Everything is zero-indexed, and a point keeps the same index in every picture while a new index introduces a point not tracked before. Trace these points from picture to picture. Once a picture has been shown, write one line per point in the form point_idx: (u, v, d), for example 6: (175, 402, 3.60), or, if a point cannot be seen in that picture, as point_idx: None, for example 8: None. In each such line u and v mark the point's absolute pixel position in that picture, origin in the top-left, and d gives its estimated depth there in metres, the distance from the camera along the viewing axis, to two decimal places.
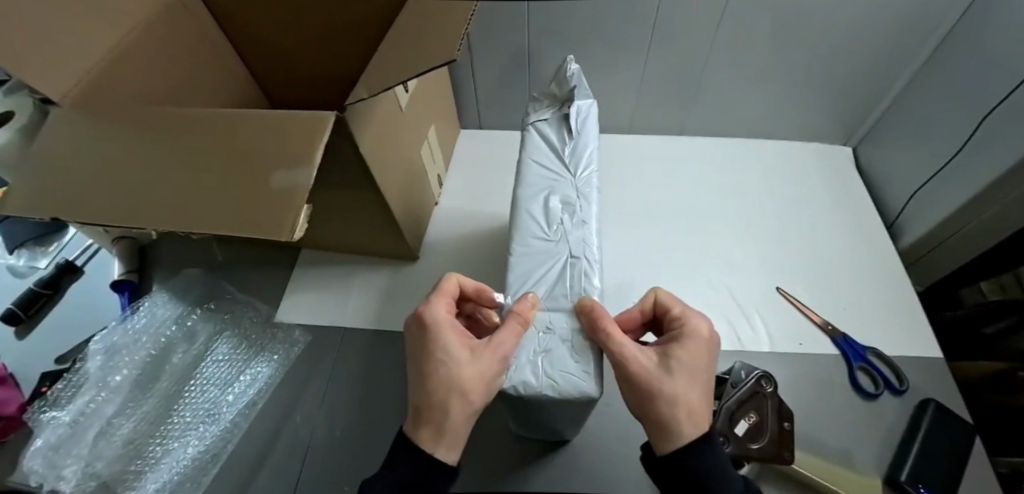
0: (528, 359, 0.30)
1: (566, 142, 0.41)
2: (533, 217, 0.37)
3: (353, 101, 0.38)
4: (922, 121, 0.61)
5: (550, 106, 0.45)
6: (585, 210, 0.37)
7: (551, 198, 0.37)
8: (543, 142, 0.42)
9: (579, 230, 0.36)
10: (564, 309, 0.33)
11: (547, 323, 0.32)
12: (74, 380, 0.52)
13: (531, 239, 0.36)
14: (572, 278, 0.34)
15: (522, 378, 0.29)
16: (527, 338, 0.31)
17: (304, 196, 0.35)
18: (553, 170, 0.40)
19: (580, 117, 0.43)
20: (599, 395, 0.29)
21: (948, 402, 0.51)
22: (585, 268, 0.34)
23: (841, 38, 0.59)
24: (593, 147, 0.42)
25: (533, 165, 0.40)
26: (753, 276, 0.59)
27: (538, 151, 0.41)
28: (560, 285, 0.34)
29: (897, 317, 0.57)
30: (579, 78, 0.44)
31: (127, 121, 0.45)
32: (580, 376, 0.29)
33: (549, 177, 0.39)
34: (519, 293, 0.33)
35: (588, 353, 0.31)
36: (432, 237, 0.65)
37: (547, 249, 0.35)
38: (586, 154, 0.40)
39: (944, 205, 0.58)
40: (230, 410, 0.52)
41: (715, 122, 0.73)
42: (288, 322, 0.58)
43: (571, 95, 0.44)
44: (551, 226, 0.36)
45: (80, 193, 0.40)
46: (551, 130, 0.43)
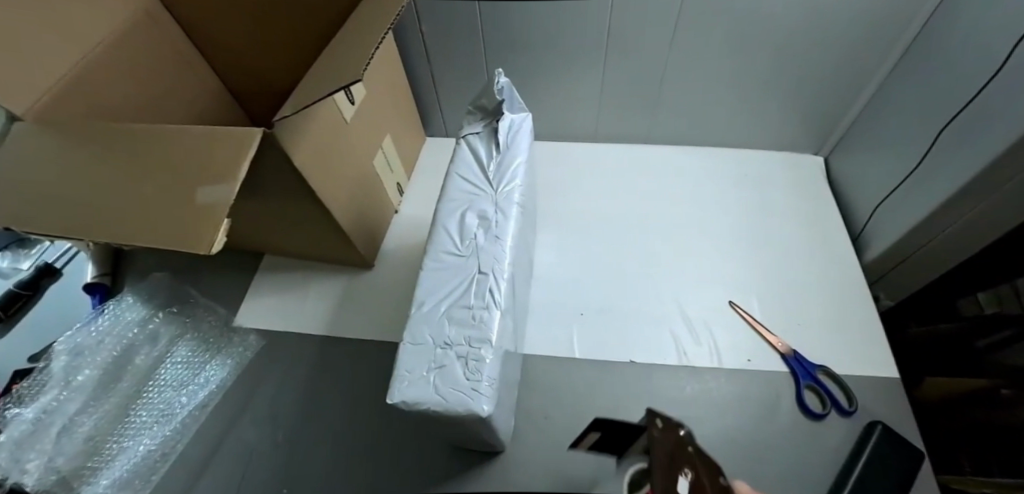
0: (422, 374, 0.30)
1: (493, 156, 0.41)
2: (448, 232, 0.37)
3: (278, 120, 0.39)
4: (887, 131, 0.60)
5: (482, 119, 0.44)
6: (500, 225, 0.37)
7: (468, 213, 0.38)
8: (471, 156, 0.42)
9: (492, 245, 0.36)
10: (466, 325, 0.33)
11: (447, 338, 0.32)
12: (39, 379, 0.54)
13: (442, 253, 0.36)
14: (476, 293, 0.34)
15: (411, 393, 0.29)
16: (425, 352, 0.31)
17: (224, 212, 0.37)
18: (476, 184, 0.40)
19: (509, 131, 0.43)
20: (487, 414, 0.29)
21: (898, 424, 0.49)
22: (490, 285, 0.34)
23: (802, 46, 0.58)
24: (520, 161, 0.41)
25: (457, 180, 0.40)
26: (704, 289, 0.59)
27: (464, 165, 0.41)
28: (463, 301, 0.34)
29: (851, 334, 0.56)
30: (510, 92, 0.43)
31: (80, 134, 0.47)
32: (469, 394, 0.29)
33: (470, 191, 0.40)
34: (424, 307, 0.34)
35: (481, 371, 0.30)
36: (390, 244, 0.66)
37: (457, 264, 0.35)
38: (509, 168, 0.40)
39: (906, 218, 0.56)
40: (184, 410, 0.54)
41: (681, 130, 0.73)
42: (245, 327, 0.60)
43: (501, 109, 0.43)
44: (464, 241, 0.37)
45: (28, 205, 0.42)
46: (481, 144, 0.42)
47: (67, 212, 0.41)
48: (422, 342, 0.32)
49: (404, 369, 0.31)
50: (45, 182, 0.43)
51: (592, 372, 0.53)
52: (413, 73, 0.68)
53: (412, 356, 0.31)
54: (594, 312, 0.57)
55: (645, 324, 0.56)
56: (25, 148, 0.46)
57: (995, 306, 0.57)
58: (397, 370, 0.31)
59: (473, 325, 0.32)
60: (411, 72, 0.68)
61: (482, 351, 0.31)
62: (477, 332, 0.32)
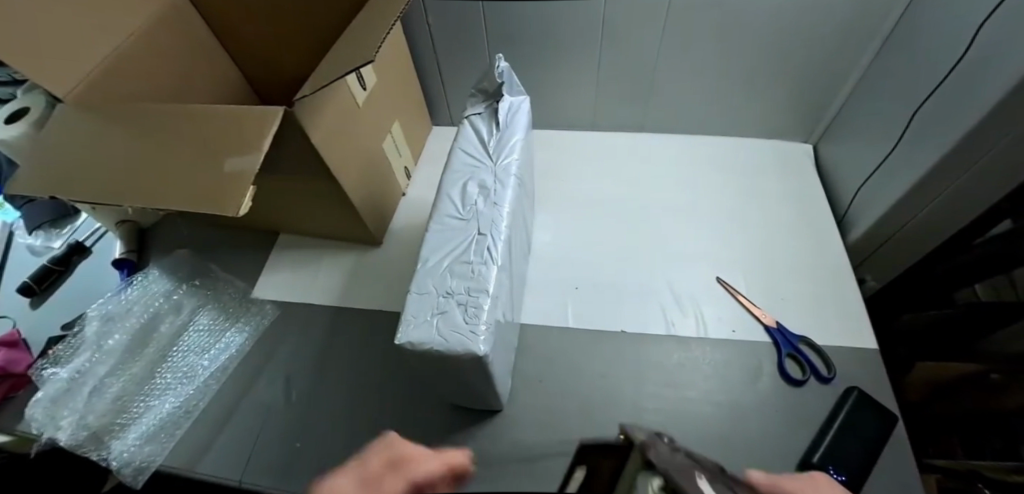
0: (425, 318, 0.34)
1: (493, 133, 0.45)
2: (452, 199, 0.41)
3: (299, 98, 0.43)
4: (869, 119, 0.63)
5: (484, 101, 0.48)
6: (498, 192, 0.41)
7: (470, 183, 0.42)
8: (473, 134, 0.46)
9: (490, 210, 0.40)
10: (465, 278, 0.36)
11: (448, 288, 0.36)
12: (73, 343, 0.59)
13: (446, 217, 0.40)
14: (475, 251, 0.37)
15: (416, 334, 0.33)
16: (429, 300, 0.35)
17: (248, 180, 0.41)
18: (478, 158, 0.44)
19: (509, 112, 0.47)
20: (483, 353, 0.32)
21: (874, 391, 0.52)
22: (489, 244, 0.38)
23: (788, 37, 0.61)
24: (518, 138, 0.45)
25: (460, 154, 0.44)
26: (693, 267, 0.62)
27: (467, 141, 0.45)
28: (464, 257, 0.37)
29: (832, 310, 0.59)
30: (509, 76, 0.47)
31: (118, 115, 0.51)
32: (467, 335, 0.33)
33: (472, 164, 0.43)
34: (428, 263, 0.37)
35: (478, 316, 0.34)
36: (396, 224, 0.70)
37: (459, 226, 0.39)
38: (508, 143, 0.44)
39: (885, 200, 0.60)
40: (205, 373, 0.58)
41: (674, 121, 0.76)
42: (261, 298, 0.64)
43: (501, 91, 0.47)
44: (465, 207, 0.40)
45: (72, 175, 0.46)
46: (482, 124, 0.46)
47: (107, 181, 0.45)
48: (426, 292, 0.36)
49: (410, 314, 0.34)
50: (86, 156, 0.48)
51: (584, 340, 0.57)
52: (420, 64, 0.72)
53: (417, 304, 0.35)
54: (588, 287, 0.61)
55: (635, 298, 0.60)
56: (69, 127, 0.50)
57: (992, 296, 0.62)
58: (404, 315, 0.34)
59: (471, 277, 0.36)
60: (419, 64, 0.72)
61: (479, 300, 0.35)
62: (475, 283, 0.36)
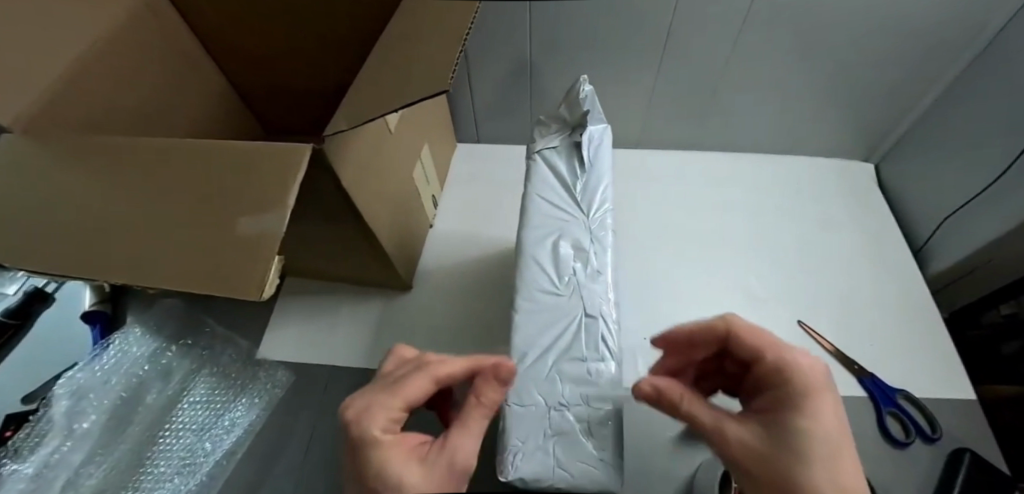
0: (538, 444, 0.26)
1: (578, 174, 0.37)
2: (541, 266, 0.32)
3: (334, 134, 0.33)
4: (954, 139, 0.57)
5: (559, 131, 0.40)
6: (599, 257, 0.33)
7: (561, 244, 0.33)
8: (551, 175, 0.37)
9: (594, 282, 0.32)
10: (578, 381, 0.28)
11: (561, 397, 0.27)
12: (36, 428, 0.47)
13: (538, 293, 0.31)
14: (586, 341, 0.29)
15: (532, 469, 0.24)
16: (536, 416, 0.27)
17: (274, 249, 0.31)
18: (563, 208, 0.35)
19: (592, 147, 0.38)
20: (618, 490, 0.25)
21: (983, 451, 0.47)
22: (601, 330, 0.30)
23: (870, 49, 0.54)
24: (607, 181, 0.37)
25: (541, 203, 0.35)
26: (770, 309, 0.56)
27: (545, 186, 0.36)
28: (573, 351, 0.29)
29: (927, 356, 0.53)
30: (592, 101, 0.39)
31: (81, 151, 0.40)
32: (599, 468, 0.25)
33: (558, 217, 0.35)
34: (526, 360, 0.29)
35: (606, 438, 0.26)
36: (426, 263, 0.61)
37: (558, 305, 0.31)
38: (599, 189, 0.36)
39: (975, 232, 0.54)
40: (208, 459, 0.48)
41: (727, 137, 0.70)
42: (272, 359, 0.54)
43: (582, 120, 0.39)
44: (561, 278, 0.32)
45: (27, 238, 0.35)
46: (561, 161, 0.38)
47: (76, 246, 0.35)
48: (531, 404, 0.27)
49: (516, 439, 0.26)
50: (44, 210, 0.37)
51: None
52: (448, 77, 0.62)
53: (522, 421, 0.26)
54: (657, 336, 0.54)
55: None
56: (17, 166, 0.39)
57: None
58: (508, 440, 0.26)
59: (586, 380, 0.28)
60: None
61: (602, 412, 0.27)
62: (595, 389, 0.28)
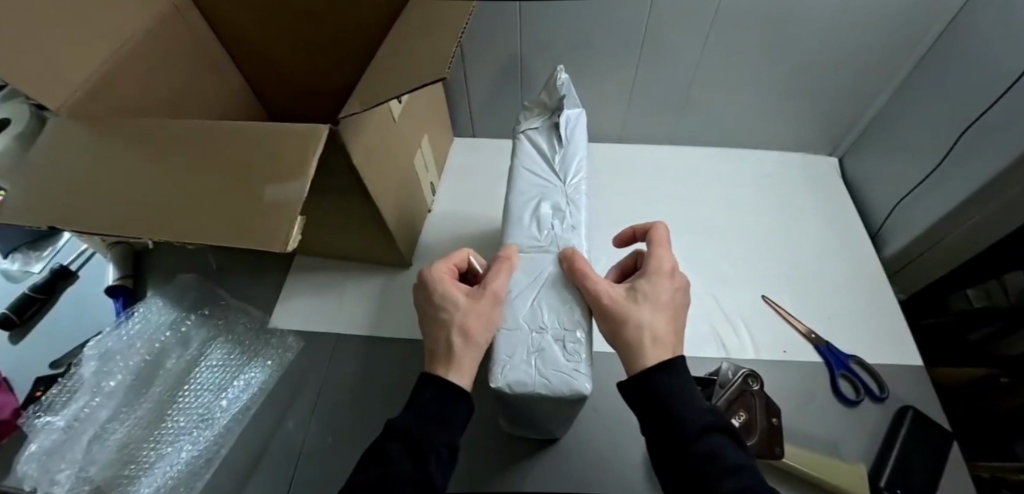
0: (522, 358, 0.31)
1: (556, 149, 0.42)
2: (525, 223, 0.38)
3: (345, 115, 0.39)
4: (905, 132, 0.63)
5: (540, 115, 0.46)
6: (572, 214, 0.38)
7: (540, 203, 0.39)
8: (534, 150, 0.43)
9: (569, 235, 0.37)
10: (556, 309, 0.34)
11: (541, 322, 0.33)
12: (68, 386, 0.52)
13: (522, 244, 0.37)
14: (562, 279, 0.35)
15: (517, 376, 0.30)
16: (521, 338, 0.32)
17: (297, 209, 0.36)
18: (544, 177, 0.41)
19: (568, 125, 0.44)
20: (590, 393, 0.30)
21: (927, 409, 0.52)
22: None
23: (826, 51, 0.61)
24: (581, 154, 0.42)
25: (525, 173, 0.41)
26: (738, 286, 0.62)
27: (529, 159, 0.42)
28: (551, 287, 0.35)
29: (879, 328, 0.59)
30: (568, 88, 0.46)
31: (122, 131, 0.45)
32: (572, 375, 0.30)
33: (539, 185, 0.40)
34: (512, 295, 0.34)
35: (579, 352, 0.31)
36: (425, 243, 0.66)
37: (539, 254, 0.36)
38: (573, 160, 0.41)
39: (923, 217, 0.60)
40: (225, 415, 0.53)
41: (703, 133, 0.76)
42: (282, 329, 0.59)
43: (560, 105, 0.45)
44: (542, 232, 0.37)
45: (77, 203, 0.41)
46: (542, 139, 0.43)
47: (122, 211, 0.40)
48: (517, 328, 0.32)
49: (504, 355, 0.31)
50: (92, 182, 0.42)
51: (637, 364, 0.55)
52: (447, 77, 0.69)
53: (510, 341, 0.32)
54: None
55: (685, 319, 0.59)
56: (67, 143, 0.44)
57: (983, 301, 0.63)
58: (497, 356, 0.31)
59: (563, 308, 0.34)
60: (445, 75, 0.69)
61: (576, 333, 0.32)
62: (570, 315, 0.33)
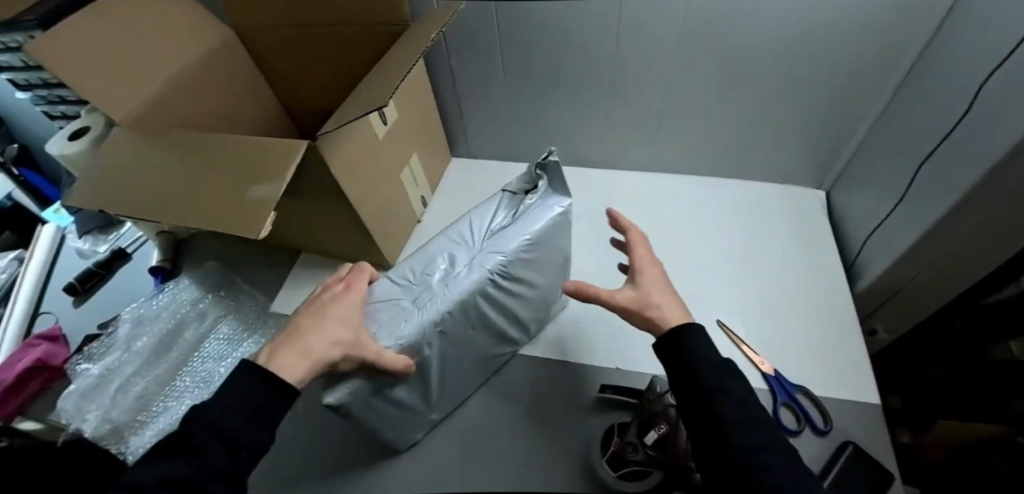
0: None
1: (502, 220, 0.45)
2: (418, 259, 0.44)
3: (323, 133, 0.47)
4: (880, 166, 0.63)
5: (524, 183, 0.48)
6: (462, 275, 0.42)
7: (450, 253, 0.44)
8: (488, 211, 0.46)
9: (446, 289, 0.41)
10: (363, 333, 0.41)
11: None
12: (106, 342, 0.64)
13: (401, 274, 0.44)
14: (393, 316, 0.41)
15: None
16: None
17: (270, 207, 0.45)
18: (472, 236, 0.45)
19: (539, 209, 0.46)
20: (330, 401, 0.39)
21: (874, 446, 0.51)
22: (408, 318, 0.41)
23: (795, 85, 0.63)
24: (518, 236, 0.44)
25: (461, 225, 0.46)
26: (697, 309, 0.64)
27: (478, 216, 0.46)
28: (382, 317, 0.41)
29: (836, 362, 0.58)
30: (551, 171, 0.45)
31: (161, 139, 0.57)
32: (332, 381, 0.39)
33: (461, 239, 0.45)
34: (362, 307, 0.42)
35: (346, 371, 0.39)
36: (411, 249, 0.74)
37: (406, 286, 0.43)
38: (510, 241, 0.43)
39: (893, 250, 0.60)
40: (221, 379, 0.62)
41: (683, 161, 0.79)
42: (278, 312, 0.68)
43: (537, 186, 0.46)
44: (421, 273, 0.43)
45: (120, 195, 0.52)
46: (503, 205, 0.46)
47: (150, 202, 0.51)
48: None
49: None
50: (135, 178, 0.53)
51: (582, 373, 0.58)
52: (442, 102, 0.78)
53: None
54: (590, 322, 0.63)
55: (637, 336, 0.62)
56: (123, 148, 0.57)
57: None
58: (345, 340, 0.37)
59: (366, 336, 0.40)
60: (441, 101, 0.78)
61: None
62: None
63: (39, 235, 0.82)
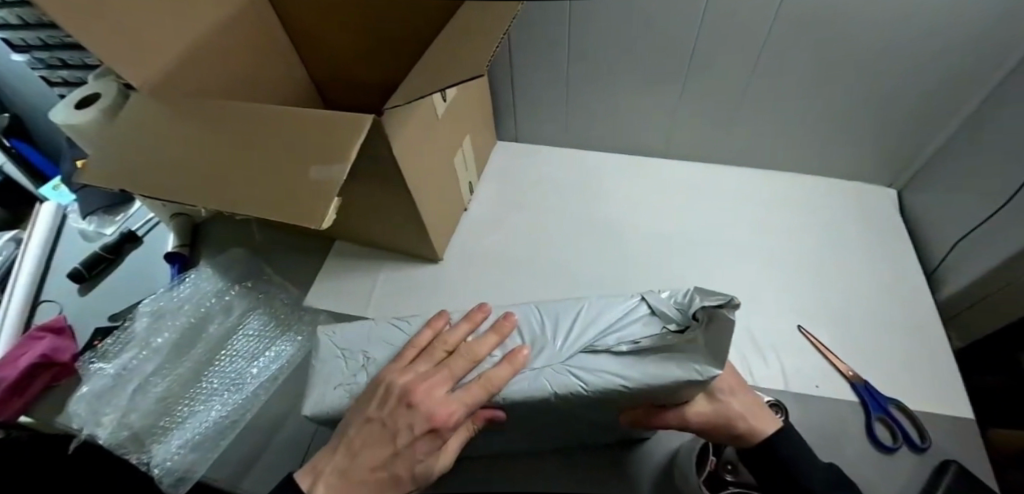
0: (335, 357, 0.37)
1: (610, 343, 0.32)
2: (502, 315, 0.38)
3: (390, 107, 0.40)
4: (970, 168, 0.59)
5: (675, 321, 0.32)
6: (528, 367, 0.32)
7: (546, 331, 0.35)
8: (606, 318, 0.34)
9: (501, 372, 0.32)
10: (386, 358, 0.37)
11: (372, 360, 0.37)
12: (121, 337, 0.58)
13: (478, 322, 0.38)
14: None
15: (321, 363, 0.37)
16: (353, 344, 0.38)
17: (335, 192, 0.38)
18: (568, 324, 0.35)
19: (669, 364, 0.29)
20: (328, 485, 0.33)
21: (977, 468, 0.48)
22: None
23: (886, 76, 0.57)
24: (606, 376, 0.30)
25: (567, 308, 0.36)
26: (775, 313, 0.60)
27: (594, 310, 0.35)
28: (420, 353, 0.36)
29: (926, 375, 0.54)
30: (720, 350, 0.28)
31: (191, 110, 0.50)
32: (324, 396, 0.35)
33: (553, 322, 0.35)
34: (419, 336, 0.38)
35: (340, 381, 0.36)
36: (458, 240, 0.68)
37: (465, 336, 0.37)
38: (596, 375, 0.30)
39: (986, 258, 0.56)
40: (255, 381, 0.56)
41: (748, 155, 0.75)
42: (315, 307, 0.63)
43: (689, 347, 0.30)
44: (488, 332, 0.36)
45: (148, 174, 0.45)
46: (630, 326, 0.33)
47: (185, 183, 0.44)
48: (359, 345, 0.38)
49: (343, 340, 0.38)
50: (165, 155, 0.47)
51: None
52: (494, 80, 0.71)
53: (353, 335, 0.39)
54: None
55: None
56: (148, 117, 0.49)
57: None
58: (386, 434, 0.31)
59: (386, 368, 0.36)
60: (493, 80, 0.71)
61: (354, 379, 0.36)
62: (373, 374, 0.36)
63: (37, 214, 0.74)
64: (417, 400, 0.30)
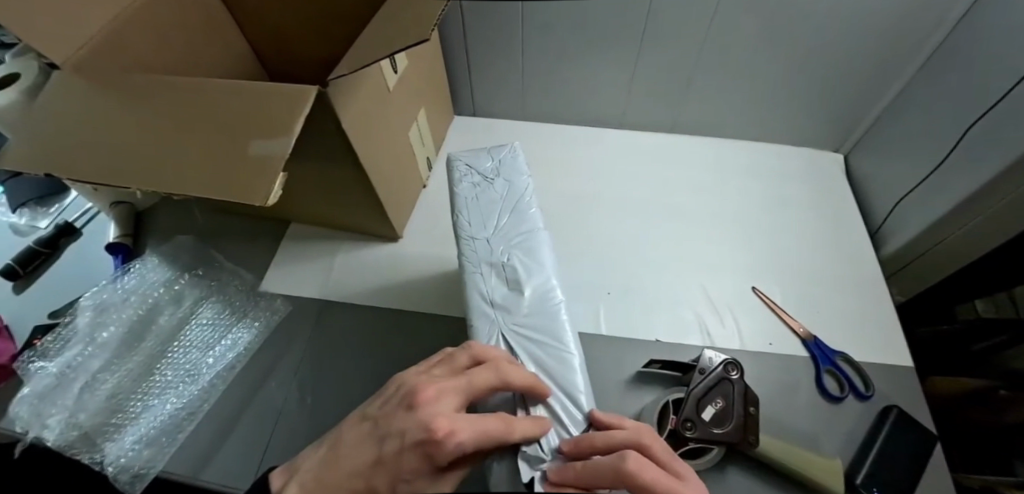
0: (468, 175, 0.42)
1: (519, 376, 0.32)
2: (534, 252, 0.37)
3: (334, 78, 0.39)
4: (910, 130, 0.61)
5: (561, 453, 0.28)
6: (493, 288, 0.35)
7: (529, 307, 0.34)
8: (550, 367, 0.32)
9: (480, 270, 0.36)
10: (482, 191, 0.41)
11: (476, 190, 0.41)
12: (63, 335, 0.53)
13: (533, 236, 0.38)
14: (483, 222, 0.39)
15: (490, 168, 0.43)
16: (486, 180, 0.42)
17: (280, 167, 0.36)
18: (543, 327, 0.34)
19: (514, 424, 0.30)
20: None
21: (914, 409, 0.51)
22: (474, 246, 0.38)
23: (834, 41, 0.59)
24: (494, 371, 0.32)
25: (554, 319, 0.34)
26: (731, 277, 0.62)
27: (552, 357, 0.32)
28: (491, 220, 0.39)
29: (869, 328, 0.58)
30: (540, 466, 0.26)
31: (120, 88, 0.46)
32: (468, 176, 0.42)
33: (537, 314, 0.34)
34: (508, 213, 0.40)
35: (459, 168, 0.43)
36: (418, 219, 0.67)
37: (515, 231, 0.39)
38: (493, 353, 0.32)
39: (924, 216, 0.59)
40: (211, 371, 0.54)
41: (706, 125, 0.75)
42: (272, 293, 0.62)
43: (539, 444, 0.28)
44: (509, 247, 0.37)
45: (73, 154, 0.41)
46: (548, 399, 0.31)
47: (116, 163, 0.41)
48: (488, 186, 0.41)
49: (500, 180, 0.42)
50: (92, 134, 0.43)
51: (619, 347, 0.55)
52: (448, 53, 0.69)
53: (471, 160, 0.44)
54: (621, 292, 0.60)
55: (671, 305, 0.59)
56: (72, 96, 0.45)
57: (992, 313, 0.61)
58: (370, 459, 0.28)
59: (474, 197, 0.40)
60: (447, 52, 0.69)
61: (456, 170, 0.43)
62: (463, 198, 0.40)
63: None
64: (423, 402, 0.27)
